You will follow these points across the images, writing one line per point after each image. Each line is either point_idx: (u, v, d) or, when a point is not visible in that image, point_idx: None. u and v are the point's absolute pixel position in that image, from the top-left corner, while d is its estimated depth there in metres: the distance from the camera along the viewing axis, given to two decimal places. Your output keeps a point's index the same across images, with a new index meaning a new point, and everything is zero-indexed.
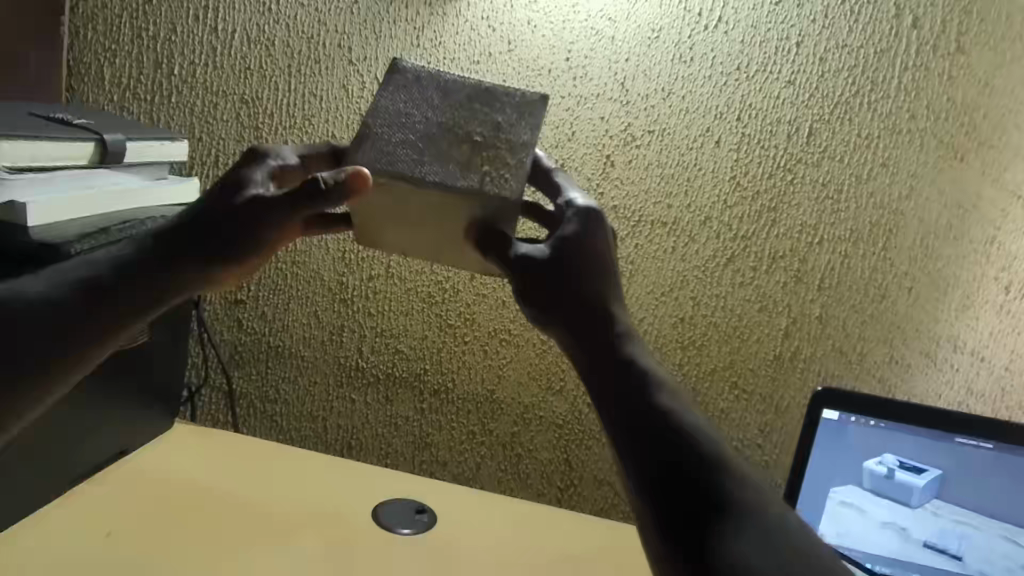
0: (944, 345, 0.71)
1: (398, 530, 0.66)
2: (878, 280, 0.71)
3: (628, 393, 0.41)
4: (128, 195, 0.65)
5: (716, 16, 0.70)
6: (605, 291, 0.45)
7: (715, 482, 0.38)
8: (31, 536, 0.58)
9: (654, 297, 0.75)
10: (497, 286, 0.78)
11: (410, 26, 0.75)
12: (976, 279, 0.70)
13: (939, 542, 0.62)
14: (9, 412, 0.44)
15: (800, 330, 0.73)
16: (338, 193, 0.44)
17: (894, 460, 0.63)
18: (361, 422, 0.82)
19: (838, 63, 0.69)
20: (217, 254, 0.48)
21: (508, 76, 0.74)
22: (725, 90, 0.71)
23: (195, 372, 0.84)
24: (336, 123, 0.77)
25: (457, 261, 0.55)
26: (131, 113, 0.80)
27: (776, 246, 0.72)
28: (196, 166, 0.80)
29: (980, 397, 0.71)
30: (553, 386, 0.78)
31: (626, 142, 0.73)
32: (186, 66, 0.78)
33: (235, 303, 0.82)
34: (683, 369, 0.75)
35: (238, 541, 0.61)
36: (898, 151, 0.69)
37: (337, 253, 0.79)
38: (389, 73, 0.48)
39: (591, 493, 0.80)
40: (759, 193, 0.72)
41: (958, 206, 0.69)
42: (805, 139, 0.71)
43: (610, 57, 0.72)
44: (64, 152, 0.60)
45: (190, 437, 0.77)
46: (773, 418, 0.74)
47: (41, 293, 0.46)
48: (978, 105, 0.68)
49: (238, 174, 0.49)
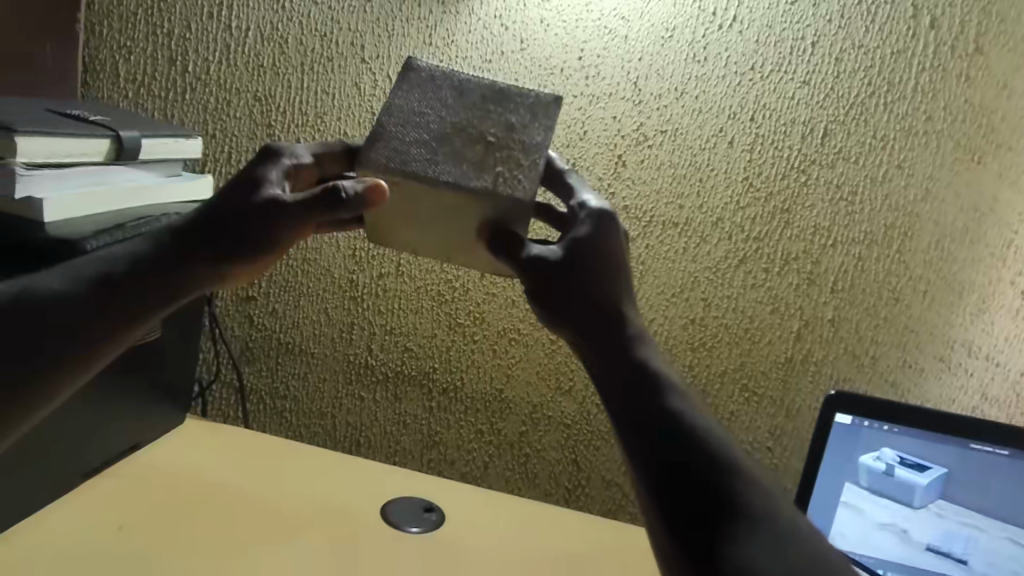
0: (959, 349, 0.70)
1: (407, 528, 0.66)
2: (892, 283, 0.70)
3: (638, 394, 0.41)
4: (143, 193, 0.65)
5: (731, 15, 0.70)
6: (617, 294, 0.45)
7: (727, 484, 0.37)
8: (45, 529, 0.58)
9: (665, 298, 0.74)
10: (507, 285, 0.78)
11: (423, 25, 0.75)
12: (992, 283, 0.69)
13: (943, 545, 0.62)
14: (8, 414, 0.44)
15: (812, 333, 0.72)
16: (358, 203, 0.44)
17: (893, 455, 0.62)
18: (370, 419, 0.82)
19: (855, 63, 0.69)
20: (228, 253, 0.48)
21: (520, 75, 0.74)
22: (739, 90, 0.71)
23: (206, 367, 0.84)
24: (348, 121, 0.77)
25: (466, 261, 0.54)
26: (145, 110, 0.80)
27: (789, 248, 0.72)
28: (209, 164, 0.80)
29: (994, 402, 0.70)
30: (562, 386, 0.78)
31: (638, 142, 0.73)
32: (200, 63, 0.78)
33: (246, 299, 0.82)
34: (693, 371, 0.75)
35: (248, 536, 0.61)
36: (914, 153, 0.69)
37: (347, 251, 0.79)
38: (404, 72, 0.48)
39: (599, 493, 0.79)
40: (772, 194, 0.71)
41: (975, 208, 0.69)
42: (820, 140, 0.70)
43: (623, 56, 0.72)
44: (82, 149, 0.60)
45: (202, 432, 0.77)
46: (783, 421, 0.74)
47: (54, 290, 0.47)
48: (995, 107, 0.67)
49: (253, 172, 0.49)
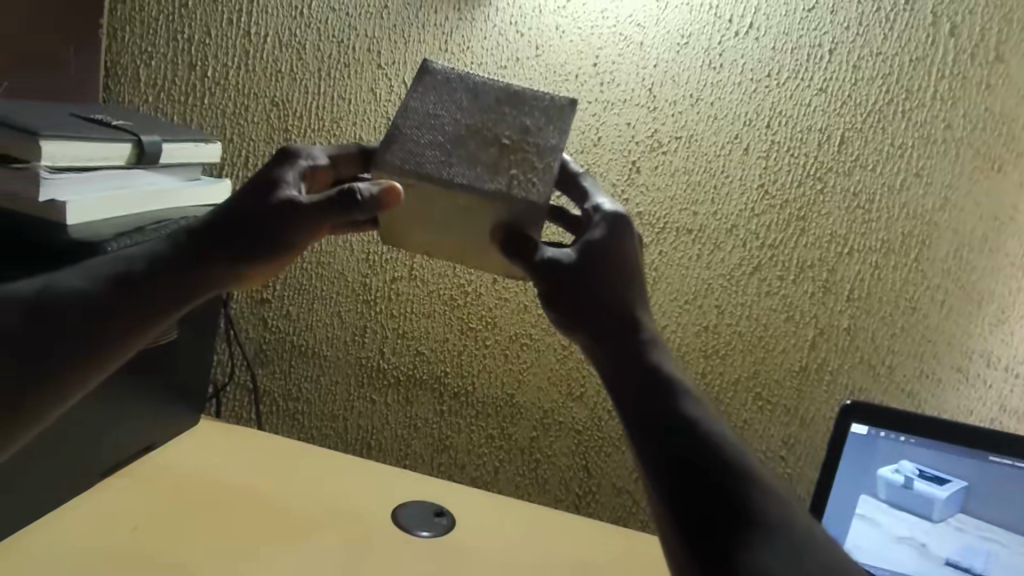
0: (977, 360, 0.69)
1: (417, 533, 0.66)
2: (909, 292, 0.70)
3: (651, 398, 0.41)
4: (163, 196, 0.66)
5: (747, 22, 0.70)
6: (631, 298, 0.45)
7: (741, 491, 0.37)
8: (61, 526, 0.59)
9: (677, 305, 0.74)
10: (520, 289, 0.77)
11: (439, 31, 0.75)
12: (1012, 293, 0.68)
13: (963, 560, 0.60)
14: (12, 421, 0.45)
15: (827, 342, 0.72)
16: (373, 205, 0.44)
17: (912, 468, 0.61)
18: (381, 423, 0.82)
19: (872, 71, 0.68)
20: (244, 254, 0.48)
21: (535, 81, 0.74)
22: (755, 97, 0.70)
23: (221, 369, 0.85)
24: (364, 126, 0.78)
25: (480, 263, 0.54)
26: (165, 114, 0.81)
27: (805, 256, 0.71)
28: (226, 168, 0.81)
29: (1013, 414, 0.69)
30: (573, 392, 0.78)
31: (651, 149, 0.73)
32: (219, 68, 0.79)
33: (261, 302, 0.82)
34: (706, 379, 0.74)
35: (259, 536, 0.62)
36: (932, 161, 0.68)
37: (361, 254, 0.79)
38: (419, 75, 0.48)
39: (609, 500, 0.79)
40: (787, 201, 0.71)
41: (994, 217, 0.68)
42: (837, 147, 0.70)
43: (638, 63, 0.72)
44: (103, 153, 0.60)
45: (216, 433, 0.78)
46: (797, 430, 0.73)
47: (73, 288, 0.47)
48: (1016, 115, 0.66)
49: (271, 173, 0.49)
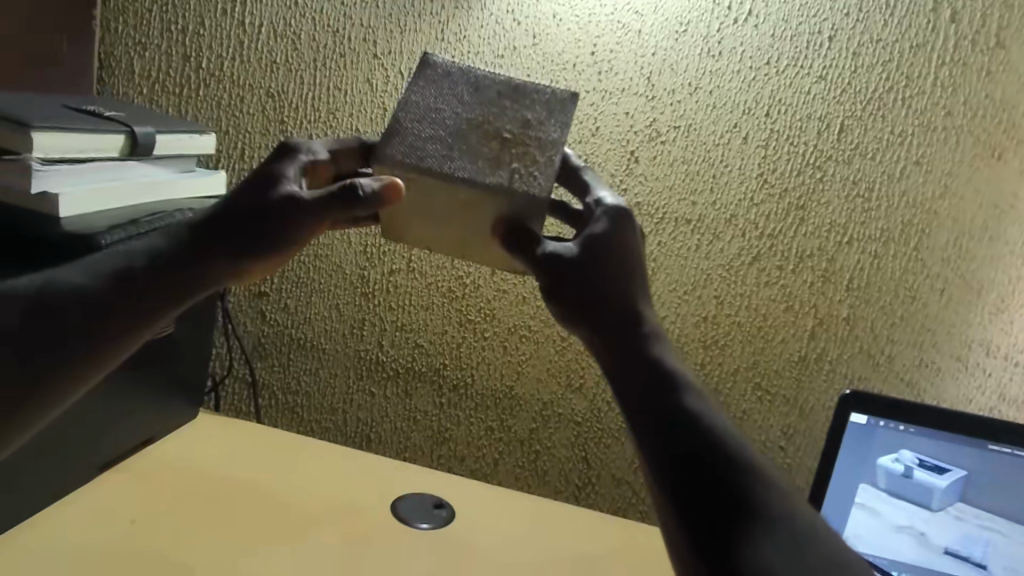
0: (976, 349, 0.69)
1: (416, 525, 0.66)
2: (909, 281, 0.70)
3: (653, 391, 0.41)
4: (157, 188, 0.65)
5: (746, 10, 0.69)
6: (632, 291, 0.45)
7: (742, 483, 0.37)
8: (58, 521, 0.59)
9: (677, 295, 0.74)
10: (518, 282, 0.77)
11: (436, 20, 0.74)
12: (1012, 282, 0.68)
13: (963, 549, 0.61)
14: (8, 424, 0.45)
15: (826, 332, 0.72)
16: (374, 201, 0.44)
17: (912, 457, 0.62)
18: (381, 415, 0.82)
19: (872, 58, 0.68)
20: (245, 250, 0.48)
21: (532, 71, 0.74)
22: (754, 85, 0.70)
23: (219, 363, 0.85)
24: (360, 117, 0.77)
25: (478, 257, 0.54)
26: (159, 106, 0.80)
27: (804, 245, 0.71)
28: (222, 160, 0.80)
29: (1013, 403, 0.69)
30: (573, 383, 0.78)
31: (650, 139, 0.72)
32: (214, 60, 0.78)
33: (258, 295, 0.82)
34: (705, 369, 0.74)
35: (258, 531, 0.61)
36: (932, 149, 0.68)
37: (359, 247, 0.79)
38: (420, 68, 0.47)
39: (608, 491, 0.79)
40: (786, 190, 0.71)
41: (994, 205, 0.67)
42: (837, 136, 0.69)
43: (636, 51, 0.71)
44: (98, 144, 0.60)
45: (215, 426, 0.77)
46: (796, 420, 0.73)
47: (69, 285, 0.47)
48: (1016, 102, 0.66)
49: (272, 169, 0.48)
